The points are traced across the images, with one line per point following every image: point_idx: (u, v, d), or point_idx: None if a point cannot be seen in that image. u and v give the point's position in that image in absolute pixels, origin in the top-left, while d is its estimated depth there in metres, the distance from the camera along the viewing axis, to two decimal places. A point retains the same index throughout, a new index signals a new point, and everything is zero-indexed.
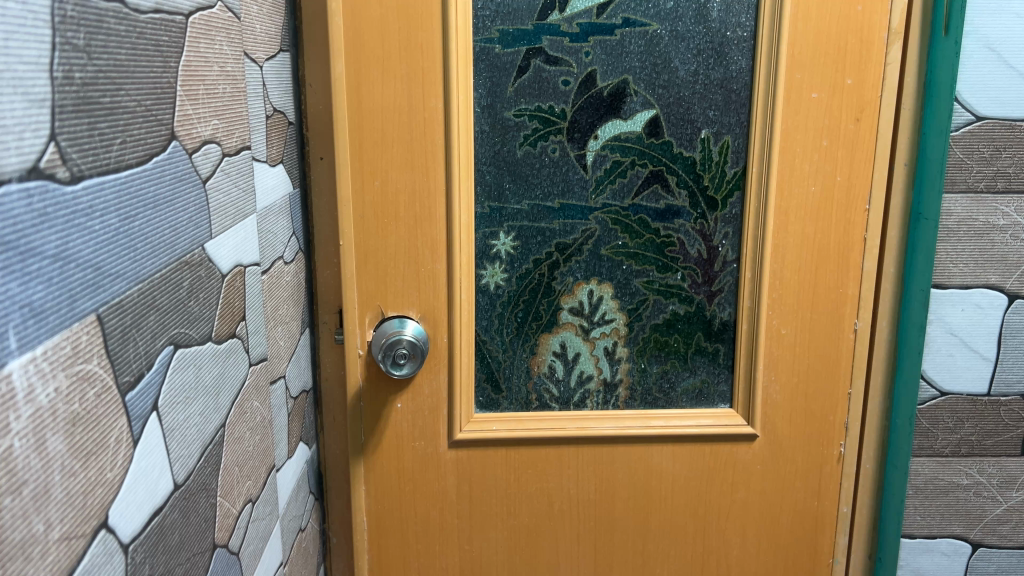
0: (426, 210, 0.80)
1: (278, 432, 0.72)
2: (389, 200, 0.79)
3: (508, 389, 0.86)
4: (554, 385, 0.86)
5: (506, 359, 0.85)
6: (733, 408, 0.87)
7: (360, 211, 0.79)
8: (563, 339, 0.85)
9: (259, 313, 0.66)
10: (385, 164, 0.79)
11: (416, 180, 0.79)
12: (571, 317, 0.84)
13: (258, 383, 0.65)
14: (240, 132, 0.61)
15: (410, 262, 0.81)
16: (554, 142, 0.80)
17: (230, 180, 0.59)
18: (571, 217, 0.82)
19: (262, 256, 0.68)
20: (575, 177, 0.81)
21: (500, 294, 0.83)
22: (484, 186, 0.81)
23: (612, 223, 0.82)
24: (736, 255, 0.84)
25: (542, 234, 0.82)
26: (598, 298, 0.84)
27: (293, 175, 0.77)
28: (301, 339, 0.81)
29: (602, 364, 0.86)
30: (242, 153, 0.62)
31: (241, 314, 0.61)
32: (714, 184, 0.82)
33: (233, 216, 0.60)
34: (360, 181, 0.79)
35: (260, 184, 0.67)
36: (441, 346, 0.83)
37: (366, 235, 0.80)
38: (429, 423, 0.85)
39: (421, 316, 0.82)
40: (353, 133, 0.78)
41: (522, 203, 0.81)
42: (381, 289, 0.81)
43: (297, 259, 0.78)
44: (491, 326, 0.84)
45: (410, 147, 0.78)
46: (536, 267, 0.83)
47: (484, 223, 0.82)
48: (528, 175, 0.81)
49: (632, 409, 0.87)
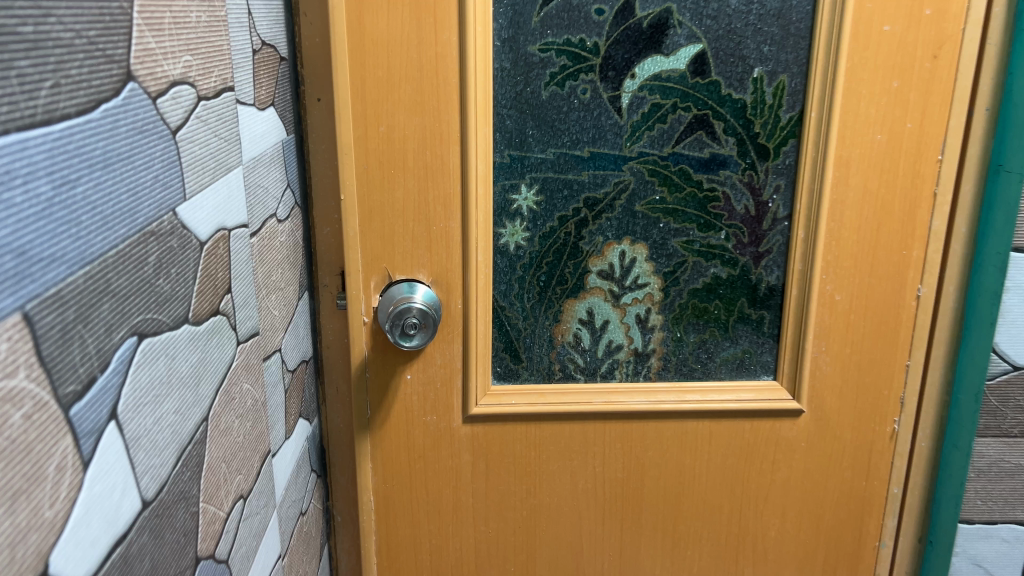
0: (436, 161, 0.70)
1: (274, 413, 0.64)
2: (395, 148, 0.70)
3: (528, 359, 0.78)
4: (580, 355, 0.78)
5: (527, 327, 0.77)
6: (777, 380, 0.79)
7: (364, 161, 0.70)
8: (590, 305, 0.76)
9: (248, 282, 0.58)
10: (391, 107, 0.69)
11: (426, 126, 0.69)
12: (599, 281, 0.76)
13: (249, 363, 0.57)
14: (220, 69, 0.51)
15: (420, 218, 0.72)
16: (583, 81, 0.70)
17: (209, 128, 0.50)
18: (602, 167, 0.73)
19: (251, 216, 0.58)
20: (608, 123, 0.71)
21: (521, 255, 0.75)
22: (504, 132, 0.71)
23: (648, 175, 0.73)
24: (788, 211, 0.75)
25: (569, 188, 0.73)
26: (632, 260, 0.75)
27: (286, 118, 0.68)
28: (300, 304, 0.72)
29: (633, 332, 0.77)
30: (223, 94, 0.52)
31: (226, 286, 0.53)
32: (766, 130, 0.72)
33: (214, 170, 0.51)
34: (362, 128, 0.69)
35: (247, 131, 0.58)
36: (455, 312, 0.75)
37: (370, 189, 0.71)
38: (441, 396, 0.77)
39: (432, 279, 0.74)
40: (355, 71, 0.68)
41: (546, 152, 0.72)
42: (388, 249, 0.73)
43: (292, 215, 0.69)
44: (511, 291, 0.76)
45: (418, 88, 0.69)
46: (562, 225, 0.74)
47: (504, 175, 0.72)
48: (554, 121, 0.71)
49: (665, 381, 0.79)
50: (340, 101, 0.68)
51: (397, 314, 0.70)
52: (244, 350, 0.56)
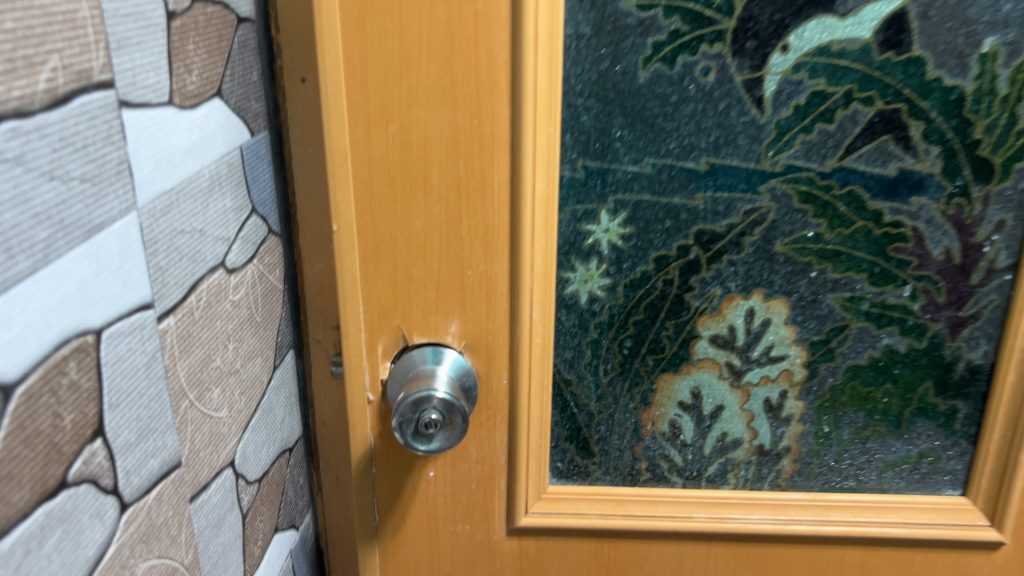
0: (474, 177, 0.47)
1: (221, 560, 0.43)
2: (413, 158, 0.46)
3: (602, 454, 0.54)
4: (678, 451, 0.54)
5: (602, 411, 0.53)
6: (966, 497, 0.55)
7: (366, 176, 0.47)
8: (696, 383, 0.52)
9: (157, 395, 0.36)
10: (406, 96, 0.45)
11: (459, 126, 0.45)
12: (711, 350, 0.51)
13: (156, 524, 0.36)
14: (63, 56, 0.29)
15: (447, 259, 0.49)
16: (705, 57, 0.45)
17: (36, 168, 0.27)
18: (727, 188, 0.48)
19: (164, 285, 0.36)
20: (741, 121, 0.46)
21: (597, 312, 0.51)
22: (579, 133, 0.47)
23: (798, 202, 0.48)
24: (1013, 259, 0.49)
25: (675, 217, 0.48)
26: (764, 322, 0.51)
27: (248, 110, 0.45)
28: (276, 376, 0.50)
29: (758, 424, 0.54)
30: (77, 100, 0.30)
31: (96, 427, 0.31)
32: (992, 137, 0.46)
33: (56, 240, 0.28)
34: (363, 127, 0.46)
35: (152, 148, 0.35)
36: (496, 390, 0.52)
37: (375, 216, 0.47)
38: (478, 499, 0.55)
39: (464, 343, 0.51)
40: (350, 40, 0.44)
41: (640, 164, 0.47)
42: (402, 301, 0.50)
43: (257, 255, 0.47)
44: (580, 361, 0.52)
45: (448, 66, 0.44)
46: (659, 271, 0.50)
47: (574, 196, 0.48)
48: (655, 117, 0.46)
49: (799, 492, 0.55)
50: (328, 87, 0.44)
51: (408, 404, 0.47)
52: (143, 511, 0.35)
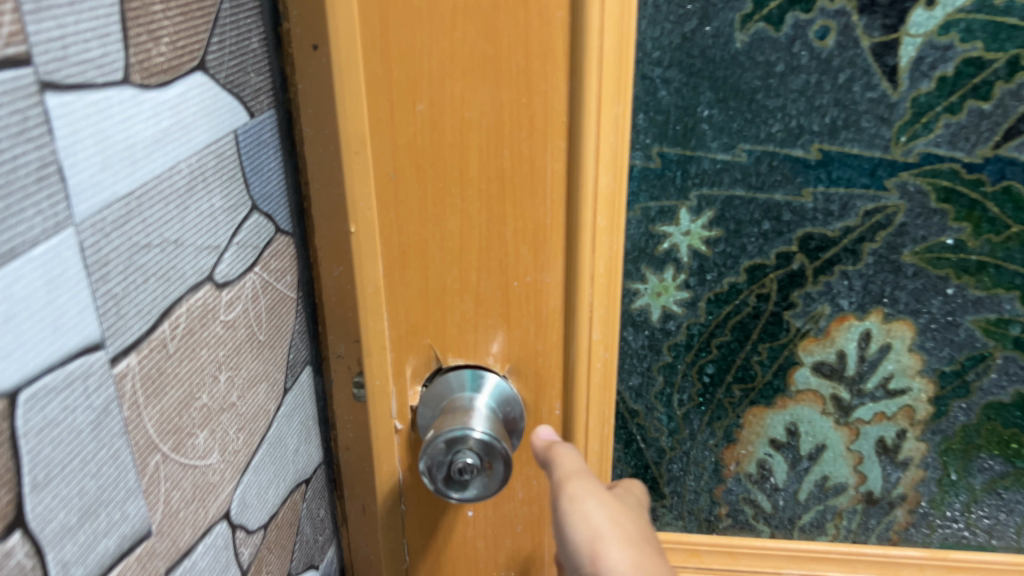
0: (523, 169, 0.38)
1: None
2: (447, 144, 0.37)
3: (673, 496, 0.48)
4: (767, 497, 0.47)
5: (676, 448, 0.46)
6: None
7: (389, 166, 0.38)
8: (792, 417, 0.45)
9: (113, 458, 0.28)
10: (438, 66, 0.36)
11: (503, 104, 0.36)
12: (813, 381, 0.44)
13: None
14: None
15: (488, 265, 0.40)
16: (822, 14, 0.36)
17: None
18: (842, 182, 0.39)
19: (126, 315, 0.29)
20: (865, 98, 0.37)
21: (672, 333, 0.43)
22: (656, 113, 0.38)
23: (934, 201, 0.39)
24: None
25: (775, 217, 0.40)
26: (882, 348, 0.43)
27: (247, 84, 0.37)
28: (286, 401, 0.43)
29: (868, 468, 0.46)
30: None
31: (11, 517, 0.24)
32: None
33: None
34: (385, 105, 0.37)
35: (100, 142, 0.27)
36: (547, 421, 0.44)
37: (400, 215, 0.39)
38: (525, 542, 0.48)
39: (507, 367, 0.43)
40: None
41: (733, 152, 0.39)
42: (432, 314, 0.42)
43: (259, 261, 0.39)
44: (648, 391, 0.45)
45: (490, 28, 0.35)
46: (752, 285, 0.42)
47: (647, 189, 0.40)
48: (755, 91, 0.38)
49: (916, 549, 0.48)
50: (338, 53, 0.35)
51: (439, 445, 0.39)
52: None
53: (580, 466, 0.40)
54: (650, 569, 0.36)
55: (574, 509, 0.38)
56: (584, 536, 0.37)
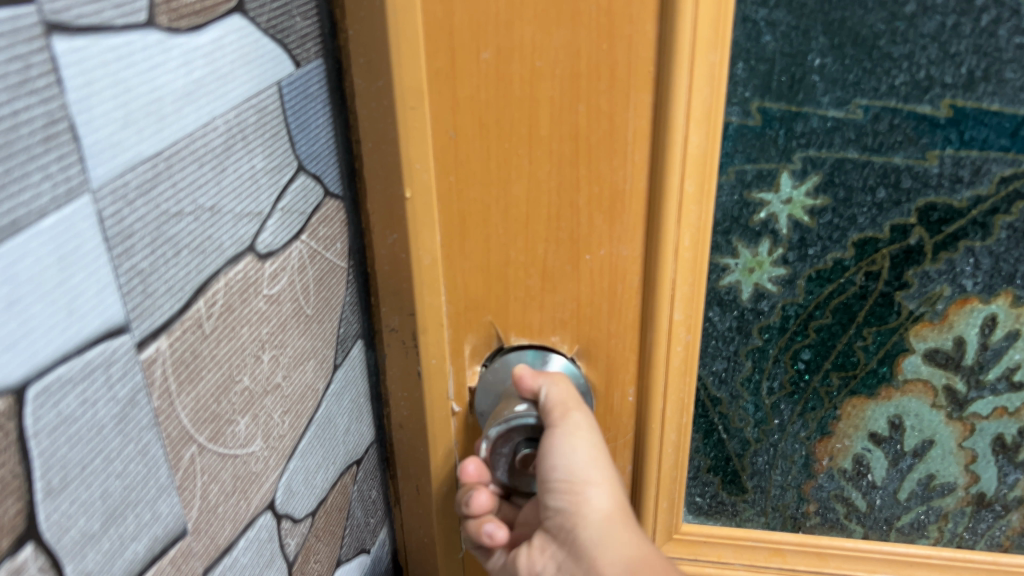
0: (601, 126, 0.36)
1: None
2: (515, 99, 0.36)
3: (756, 491, 0.48)
4: (862, 495, 0.47)
5: (761, 439, 0.46)
6: None
7: (450, 125, 0.37)
8: (897, 408, 0.44)
9: (144, 451, 0.25)
10: (506, 10, 0.34)
11: (580, 52, 0.35)
12: (925, 370, 0.43)
13: None
14: None
15: (558, 233, 0.39)
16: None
17: None
18: (970, 143, 0.37)
19: (157, 290, 0.26)
20: (1012, 44, 0.34)
21: (765, 314, 0.42)
22: (759, 61, 0.36)
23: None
24: None
25: (893, 183, 0.38)
26: (1008, 335, 0.41)
27: (293, 29, 0.33)
28: (336, 378, 0.39)
29: (980, 469, 0.45)
30: None
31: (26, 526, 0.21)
32: None
33: None
34: (446, 55, 0.35)
35: (122, 94, 0.23)
36: (618, 409, 0.45)
37: (463, 177, 0.38)
38: None
39: (576, 349, 0.42)
40: None
41: (846, 108, 0.36)
42: (498, 285, 0.41)
43: (307, 228, 0.35)
44: (734, 377, 0.44)
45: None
46: (861, 262, 0.40)
47: (743, 150, 0.38)
48: (878, 39, 0.35)
49: None
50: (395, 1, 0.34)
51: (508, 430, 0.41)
52: None
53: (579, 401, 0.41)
54: (619, 510, 0.42)
55: (569, 440, 0.40)
56: (570, 464, 0.41)
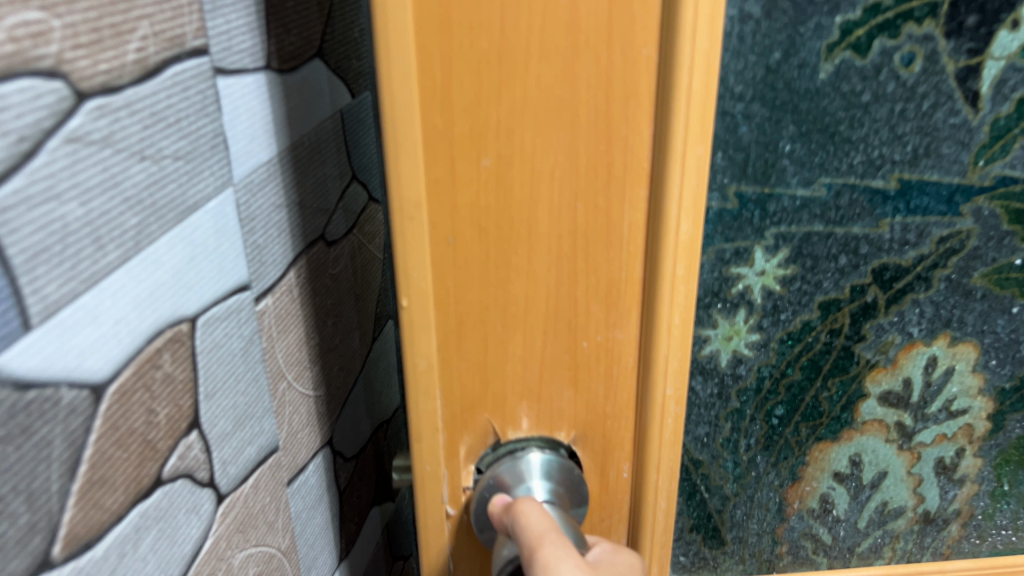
0: (596, 221, 0.35)
1: (320, 540, 0.42)
2: (514, 202, 0.34)
3: (734, 542, 0.51)
4: (829, 529, 0.51)
5: (739, 493, 0.49)
6: None
7: (448, 231, 0.34)
8: (856, 448, 0.49)
9: (254, 381, 0.34)
10: (507, 118, 0.32)
11: (580, 151, 0.34)
12: (879, 410, 0.47)
13: (253, 509, 0.35)
14: (153, 22, 0.26)
15: (555, 332, 0.37)
16: (909, 40, 0.38)
17: (125, 150, 0.25)
18: (920, 212, 0.42)
19: (267, 260, 0.35)
20: (947, 124, 0.40)
21: (742, 378, 0.45)
22: (736, 151, 0.39)
23: (1007, 223, 0.43)
24: None
25: (852, 250, 0.42)
26: (945, 371, 0.46)
27: (351, 70, 0.43)
28: (374, 347, 0.49)
29: (925, 489, 0.51)
30: (171, 70, 0.27)
31: (193, 417, 0.30)
32: None
33: (145, 222, 0.26)
34: (445, 164, 0.33)
35: (254, 116, 0.33)
36: (612, 485, 0.43)
37: (459, 281, 0.36)
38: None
39: (573, 438, 0.41)
40: (426, 47, 0.31)
41: (812, 187, 0.40)
42: (489, 389, 0.38)
43: (357, 224, 0.45)
44: (715, 439, 0.47)
45: (567, 75, 0.32)
46: (824, 317, 0.44)
47: (722, 231, 0.40)
48: (840, 126, 0.39)
49: (965, 559, 0.54)
50: (395, 108, 0.31)
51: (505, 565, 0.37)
52: (239, 501, 0.33)
53: (553, 523, 0.36)
54: None
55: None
56: None
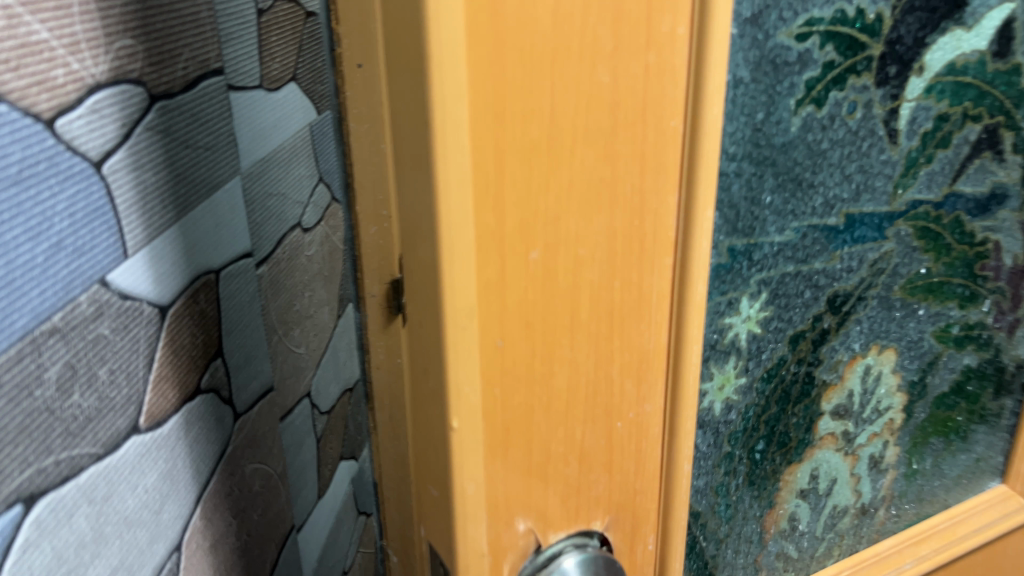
0: (631, 295, 0.33)
1: (304, 475, 0.51)
2: (558, 292, 0.31)
3: None
4: (795, 543, 0.51)
5: (730, 533, 0.48)
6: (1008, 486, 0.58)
7: (495, 333, 0.30)
8: (816, 463, 0.49)
9: (255, 330, 0.43)
10: (556, 206, 0.29)
11: (617, 231, 0.31)
12: (833, 424, 0.49)
13: (257, 432, 0.44)
14: (192, 49, 0.36)
15: (597, 426, 0.34)
16: (853, 90, 0.40)
17: (176, 139, 0.35)
18: (861, 239, 0.44)
19: (262, 236, 0.44)
20: (880, 159, 0.43)
21: (732, 422, 0.44)
22: (728, 207, 0.38)
23: (915, 239, 0.46)
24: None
25: (814, 284, 0.44)
26: (875, 378, 0.49)
27: (316, 92, 0.53)
28: (339, 324, 0.58)
29: (863, 484, 0.52)
30: (201, 84, 0.37)
31: (217, 347, 0.39)
32: None
33: (188, 194, 0.36)
34: (497, 263, 0.28)
35: (249, 123, 0.43)
36: (640, 560, 0.40)
37: (510, 389, 0.31)
38: None
39: (607, 521, 0.37)
40: (481, 142, 0.26)
41: (785, 233, 0.41)
42: (533, 505, 0.33)
43: (324, 218, 0.54)
44: (710, 486, 0.45)
45: (607, 156, 0.30)
46: (794, 349, 0.45)
47: (718, 286, 0.40)
48: (804, 172, 0.40)
49: (890, 538, 0.54)
50: (450, 212, 0.26)
51: None
52: (248, 422, 0.42)
53: None
54: None
55: None
56: None
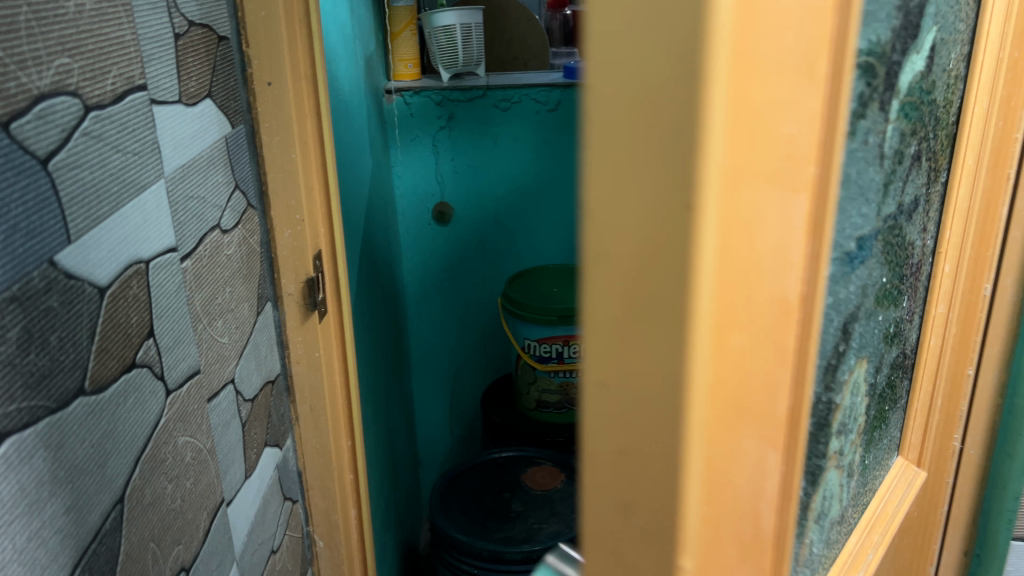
0: (779, 393, 0.24)
1: (230, 455, 0.56)
2: (745, 405, 0.22)
3: None
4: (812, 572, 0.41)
5: None
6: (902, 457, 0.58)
7: (707, 479, 0.20)
8: (825, 488, 0.40)
9: (181, 316, 0.48)
10: (760, 298, 0.21)
11: (785, 315, 0.23)
12: (837, 444, 0.40)
13: (186, 410, 0.49)
14: (117, 67, 0.41)
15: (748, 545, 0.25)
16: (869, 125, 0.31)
17: (108, 144, 0.40)
18: (863, 255, 0.35)
19: (185, 234, 0.49)
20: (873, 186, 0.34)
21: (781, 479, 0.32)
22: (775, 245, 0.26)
23: (884, 249, 0.40)
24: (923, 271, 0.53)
25: (840, 313, 0.33)
26: (858, 383, 0.41)
27: (229, 108, 0.58)
28: (258, 320, 0.64)
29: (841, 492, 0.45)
30: (128, 97, 0.42)
31: (149, 329, 0.44)
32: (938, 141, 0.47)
33: (119, 192, 0.41)
34: (718, 389, 0.20)
35: (170, 133, 0.48)
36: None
37: (707, 540, 0.21)
38: None
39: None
40: (720, 224, 0.18)
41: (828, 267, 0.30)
42: None
43: (240, 222, 0.60)
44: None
45: (796, 213, 0.22)
46: (825, 380, 0.34)
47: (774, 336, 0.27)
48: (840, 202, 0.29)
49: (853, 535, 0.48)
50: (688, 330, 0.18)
51: None
52: (177, 399, 0.47)
53: None
54: None
55: None
56: None
